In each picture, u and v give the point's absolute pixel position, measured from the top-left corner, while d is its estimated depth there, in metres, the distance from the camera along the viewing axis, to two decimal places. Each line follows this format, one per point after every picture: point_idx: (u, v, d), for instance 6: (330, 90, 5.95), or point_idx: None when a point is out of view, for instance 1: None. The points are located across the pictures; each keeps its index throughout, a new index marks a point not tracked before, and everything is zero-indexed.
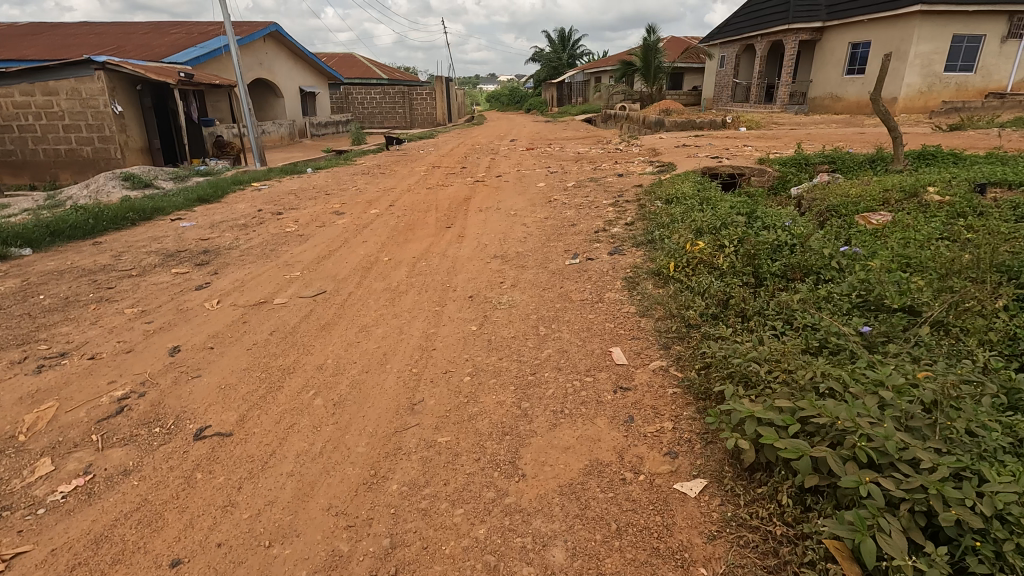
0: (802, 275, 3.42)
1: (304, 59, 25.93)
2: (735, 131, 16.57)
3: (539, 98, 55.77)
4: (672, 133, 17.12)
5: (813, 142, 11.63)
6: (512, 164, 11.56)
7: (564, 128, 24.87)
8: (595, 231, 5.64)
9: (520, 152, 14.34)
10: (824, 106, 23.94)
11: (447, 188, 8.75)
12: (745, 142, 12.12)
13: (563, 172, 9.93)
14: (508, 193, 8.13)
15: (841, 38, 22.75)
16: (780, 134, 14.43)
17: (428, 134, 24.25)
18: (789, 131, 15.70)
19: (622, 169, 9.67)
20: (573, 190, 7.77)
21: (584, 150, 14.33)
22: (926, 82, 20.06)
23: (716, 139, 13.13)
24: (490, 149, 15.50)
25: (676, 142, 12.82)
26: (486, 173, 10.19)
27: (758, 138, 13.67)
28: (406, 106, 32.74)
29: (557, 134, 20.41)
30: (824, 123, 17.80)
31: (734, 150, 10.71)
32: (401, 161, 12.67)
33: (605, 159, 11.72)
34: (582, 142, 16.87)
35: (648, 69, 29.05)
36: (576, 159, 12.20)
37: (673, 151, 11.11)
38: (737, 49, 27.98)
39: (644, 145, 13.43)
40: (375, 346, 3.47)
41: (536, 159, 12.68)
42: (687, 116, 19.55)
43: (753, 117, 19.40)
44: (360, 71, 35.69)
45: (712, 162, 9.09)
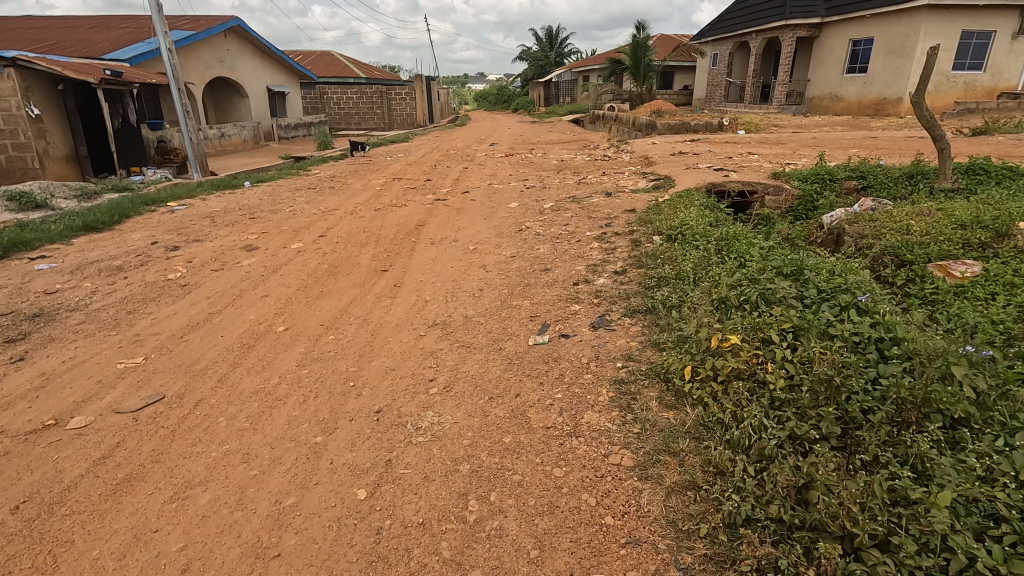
0: (921, 415, 1.98)
1: (272, 56, 24.29)
2: (734, 135, 15.27)
3: (526, 97, 54.26)
4: (665, 136, 15.75)
5: (826, 151, 10.29)
6: (486, 175, 10.12)
7: (549, 131, 23.46)
8: (574, 284, 4.18)
9: (498, 160, 12.86)
10: (823, 106, 22.71)
11: (400, 209, 7.29)
12: (749, 151, 10.76)
13: (542, 187, 8.49)
14: (472, 217, 6.67)
15: (840, 35, 21.54)
16: (786, 140, 13.08)
17: (404, 137, 22.68)
18: (793, 135, 14.37)
19: (611, 185, 8.25)
20: (549, 215, 6.34)
21: (569, 157, 12.90)
22: (933, 81, 18.89)
23: (715, 146, 11.79)
24: (466, 156, 14.01)
25: (671, 149, 11.42)
26: (452, 188, 8.73)
27: (761, 144, 12.32)
28: (385, 106, 31.14)
29: (541, 138, 18.94)
30: (829, 126, 16.52)
31: (739, 159, 9.32)
32: (361, 171, 11.16)
33: (591, 170, 10.30)
34: (567, 147, 15.47)
35: (638, 67, 27.69)
36: (559, 168, 10.78)
37: (669, 161, 9.72)
38: (731, 46, 26.71)
39: (636, 152, 12.04)
40: (171, 555, 1.96)
41: (514, 168, 11.24)
42: (680, 117, 18.20)
43: (751, 119, 18.09)
44: (336, 69, 34.02)
45: (716, 175, 7.70)
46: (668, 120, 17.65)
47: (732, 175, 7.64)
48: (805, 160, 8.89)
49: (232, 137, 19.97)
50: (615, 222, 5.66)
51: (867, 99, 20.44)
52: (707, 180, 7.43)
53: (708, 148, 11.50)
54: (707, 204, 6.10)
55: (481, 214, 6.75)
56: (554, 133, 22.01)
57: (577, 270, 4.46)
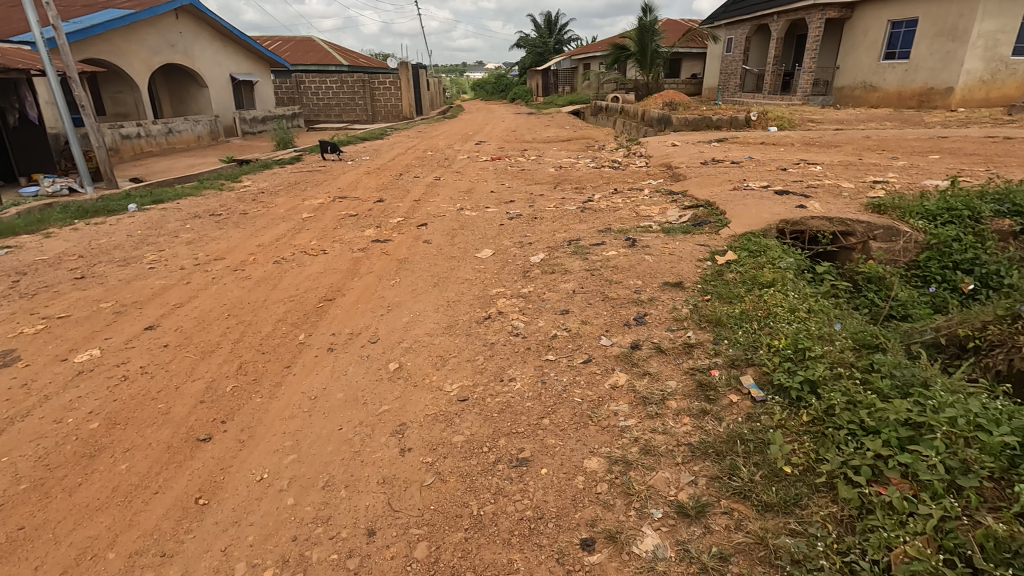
0: None
1: (235, 41, 21.66)
2: (766, 132, 12.83)
3: (524, 87, 51.62)
4: (683, 134, 13.31)
5: (903, 162, 7.88)
6: (459, 193, 7.70)
7: (546, 125, 21.01)
8: (581, 552, 1.74)
9: (480, 167, 10.39)
10: (855, 97, 20.15)
11: (315, 258, 4.86)
12: (800, 159, 8.34)
13: (530, 216, 6.08)
14: (417, 280, 4.28)
15: (877, 16, 18.93)
16: (835, 141, 10.67)
17: (382, 131, 20.18)
18: (838, 134, 11.94)
19: (627, 217, 5.84)
20: (536, 285, 3.90)
21: (567, 163, 10.43)
22: (989, 69, 16.40)
23: (752, 151, 9.38)
24: (443, 161, 11.57)
25: (697, 155, 8.98)
26: (406, 216, 6.32)
27: (807, 147, 9.88)
28: (368, 97, 28.60)
29: (536, 135, 16.45)
30: (875, 122, 14.07)
31: (799, 175, 6.87)
32: (302, 185, 8.71)
33: (597, 185, 7.85)
34: (565, 147, 13.03)
35: (645, 53, 25.14)
36: (555, 181, 8.36)
37: (703, 174, 7.27)
38: (748, 30, 24.07)
39: (652, 157, 9.64)
40: None
41: (498, 180, 8.83)
42: (697, 111, 15.76)
43: (780, 111, 15.61)
44: (316, 56, 31.39)
45: (785, 205, 5.24)
46: (684, 113, 15.19)
47: (809, 205, 5.19)
48: (892, 179, 6.47)
49: (182, 134, 17.50)
50: (651, 311, 3.19)
51: (909, 89, 17.93)
52: (774, 213, 4.99)
53: (744, 154, 9.05)
54: (798, 270, 3.67)
55: (431, 277, 4.31)
56: (553, 128, 19.54)
57: (584, 485, 2.00)
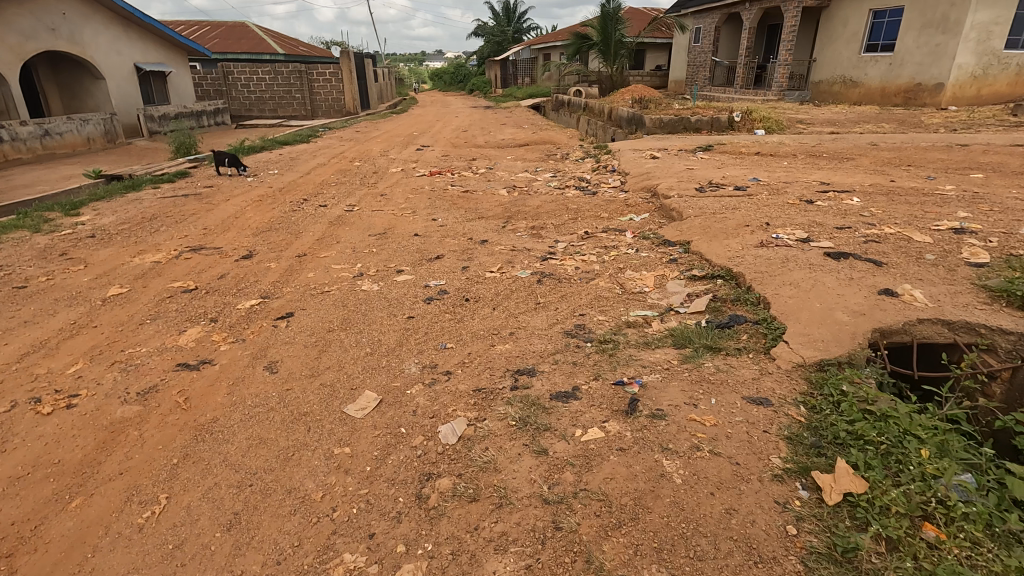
0: None
1: (140, 24, 18.59)
2: (754, 138, 11.08)
3: (482, 78, 49.19)
4: (658, 139, 11.45)
5: (952, 188, 6.14)
6: (370, 238, 5.53)
7: (502, 123, 18.89)
8: None
9: (413, 189, 8.20)
10: (833, 92, 18.75)
11: (43, 420, 2.60)
12: (818, 181, 6.54)
13: (460, 292, 3.97)
14: (201, 500, 2.11)
15: (857, 6, 17.51)
16: (841, 150, 8.96)
17: (314, 130, 17.59)
18: (838, 141, 10.28)
19: (608, 297, 3.82)
20: (435, 552, 1.79)
21: (522, 183, 8.37)
22: (981, 63, 15.17)
23: (752, 168, 7.52)
24: (368, 177, 9.32)
25: (686, 175, 7.05)
26: (270, 293, 4.12)
27: (813, 161, 8.13)
28: (305, 90, 25.80)
29: (489, 138, 14.31)
30: (870, 123, 12.55)
31: (839, 215, 4.98)
32: (156, 222, 6.33)
33: (561, 223, 5.80)
34: (522, 155, 10.98)
35: (608, 43, 23.25)
36: (504, 215, 6.28)
37: (704, 211, 5.32)
38: (717, 20, 22.45)
39: (628, 175, 7.69)
40: None
41: (431, 211, 6.70)
42: (672, 110, 13.94)
43: (762, 111, 13.95)
44: (249, 44, 28.31)
45: (859, 288, 3.28)
46: (658, 113, 13.31)
47: (897, 288, 3.25)
48: (968, 222, 4.65)
49: (65, 137, 14.51)
50: None
51: (893, 85, 16.64)
52: (851, 307, 3.02)
53: (743, 172, 7.18)
54: (1000, 517, 1.70)
55: (232, 492, 2.15)
56: (509, 127, 17.40)
57: None
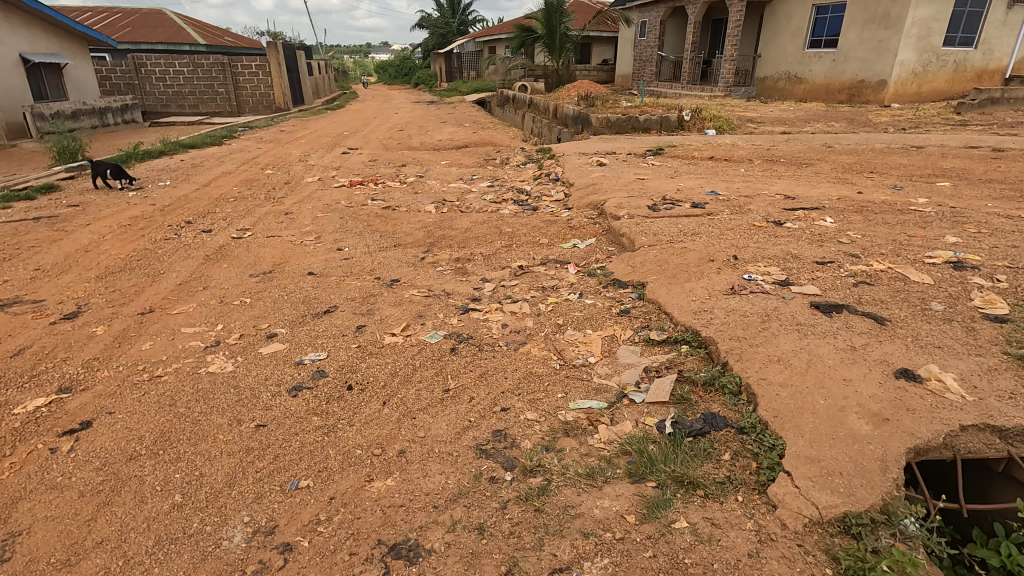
0: None
1: (25, 9, 16.32)
2: (706, 139, 10.47)
3: (426, 71, 47.52)
4: (606, 141, 10.70)
5: (924, 201, 5.55)
6: (251, 279, 4.39)
7: (442, 121, 17.72)
8: None
9: (326, 205, 7.04)
10: (778, 89, 18.56)
11: None
12: (781, 194, 5.84)
13: (347, 371, 2.95)
14: None
15: (800, 0, 17.29)
16: (798, 154, 8.39)
17: (233, 130, 15.92)
18: (793, 141, 9.77)
19: (542, 375, 2.88)
20: None
21: (455, 195, 7.36)
22: (922, 60, 15.19)
23: (707, 178, 6.78)
24: (278, 189, 8.06)
25: (636, 187, 6.23)
26: (75, 381, 2.95)
27: (770, 168, 7.49)
28: (229, 84, 23.78)
29: (426, 138, 13.18)
30: (820, 122, 12.20)
31: (814, 242, 4.23)
32: None
33: (493, 253, 4.84)
34: (459, 159, 9.95)
35: (554, 36, 22.40)
36: (426, 242, 5.26)
37: (660, 238, 4.47)
38: (663, 13, 21.96)
39: (573, 187, 6.81)
40: None
41: (341, 236, 5.61)
42: (619, 107, 13.20)
43: (712, 108, 13.43)
44: (166, 34, 25.92)
45: (869, 368, 2.46)
46: (605, 111, 12.55)
47: (916, 367, 2.45)
48: (961, 250, 3.98)
49: None
50: None
51: (838, 82, 16.53)
52: (868, 407, 2.19)
53: (699, 183, 6.43)
54: None
55: None
56: (449, 126, 16.29)
57: None
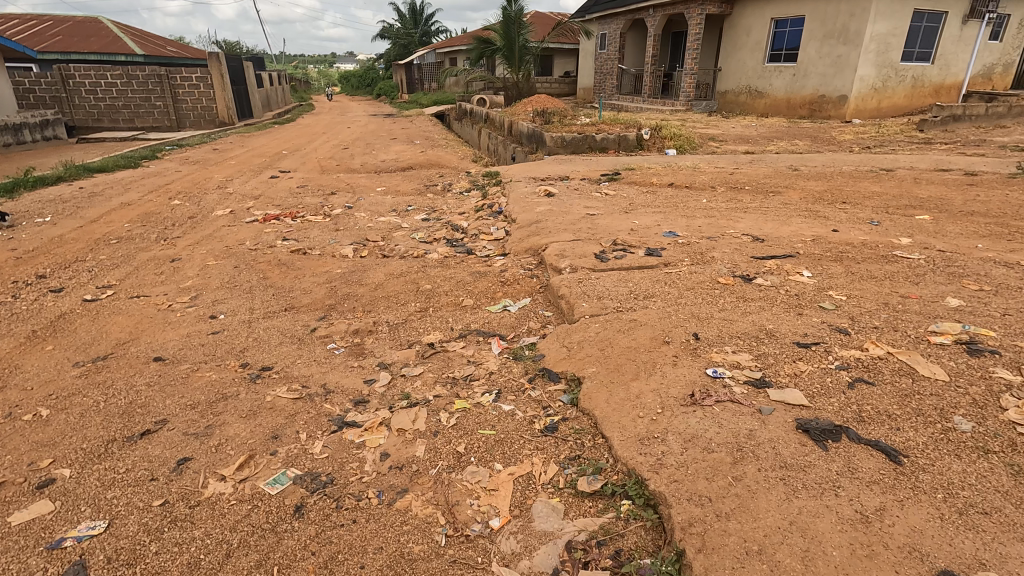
0: None
1: None
2: (665, 160, 9.80)
3: (388, 83, 46.40)
4: (559, 162, 9.92)
5: (908, 243, 4.86)
6: (72, 371, 3.33)
7: (393, 137, 16.70)
8: None
9: (226, 247, 6.00)
10: (739, 103, 18.21)
11: None
12: (747, 235, 5.10)
13: (121, 564, 1.95)
14: None
15: (759, 14, 16.99)
16: (764, 179, 7.72)
17: (161, 149, 14.61)
18: (757, 163, 9.15)
19: (419, 562, 1.94)
20: None
21: (381, 232, 6.41)
22: (881, 75, 14.97)
23: (665, 212, 6.02)
24: (178, 225, 6.97)
25: (585, 226, 5.41)
26: None
27: (735, 197, 6.78)
28: (168, 97, 22.33)
29: (369, 158, 12.19)
30: (784, 140, 11.70)
31: (790, 310, 3.44)
32: None
33: (403, 323, 3.91)
34: (397, 185, 9.01)
35: (512, 48, 21.70)
36: (324, 303, 4.28)
37: (604, 304, 3.61)
38: (622, 26, 21.52)
39: (514, 224, 5.94)
40: None
41: (225, 295, 4.59)
42: (576, 125, 12.47)
43: (672, 126, 12.83)
44: (99, 43, 24.28)
45: (896, 575, 1.61)
46: (561, 129, 11.80)
47: (969, 572, 1.60)
48: (969, 321, 3.23)
49: None
50: None
51: (798, 97, 16.24)
52: None
53: (656, 219, 5.65)
54: None
55: None
56: (399, 143, 15.33)
57: None
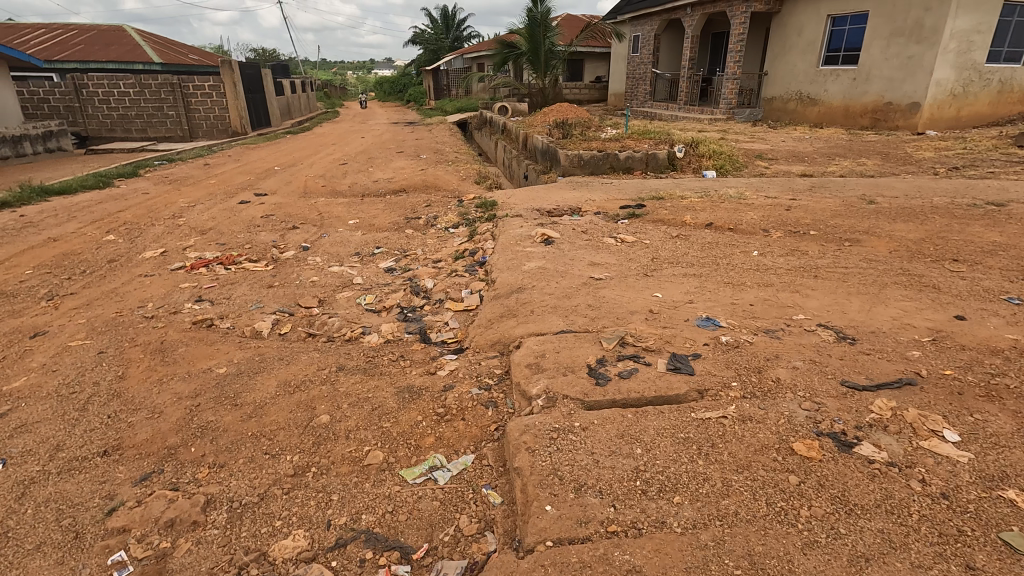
0: None
1: None
2: (701, 186, 8.08)
3: (416, 88, 45.43)
4: (572, 187, 8.32)
5: None
6: None
7: (400, 150, 15.38)
8: None
9: (117, 313, 4.60)
10: (789, 110, 16.19)
11: None
12: (827, 327, 3.39)
13: None
14: None
15: (813, 10, 14.97)
16: (834, 218, 5.93)
17: (150, 163, 13.61)
18: (818, 192, 7.35)
19: None
20: None
21: (322, 292, 4.93)
22: (962, 79, 12.80)
23: (700, 275, 4.36)
24: (87, 274, 5.64)
25: (583, 304, 3.79)
26: None
27: (798, 249, 5.05)
28: (180, 106, 21.63)
29: (362, 177, 10.83)
30: (848, 158, 9.80)
31: (945, 556, 1.76)
32: None
33: (255, 506, 2.35)
34: (375, 215, 7.55)
35: (537, 52, 20.16)
36: (161, 445, 2.78)
37: (585, 512, 2.00)
38: (657, 27, 19.72)
39: (491, 291, 4.37)
40: None
41: (43, 413, 3.15)
42: (598, 139, 10.79)
43: (711, 140, 11.07)
44: (118, 51, 23.86)
45: None
46: (579, 144, 10.19)
47: None
48: None
49: None
50: None
51: (859, 104, 14.18)
52: None
53: (687, 292, 3.99)
54: None
55: None
56: (404, 156, 13.96)
57: None
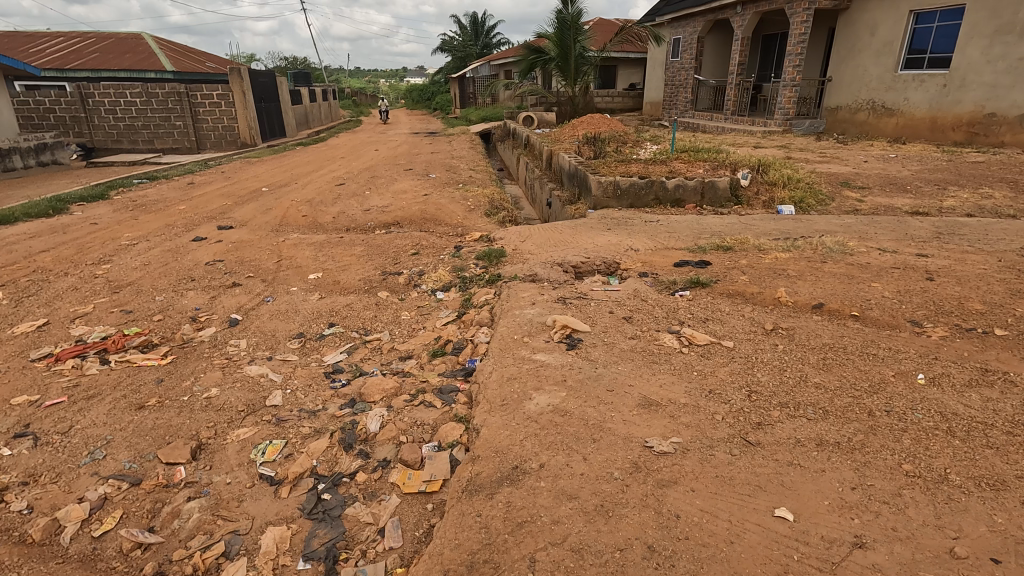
0: None
1: None
2: (778, 228, 6.03)
3: (444, 96, 44.05)
4: (604, 228, 6.37)
5: None
6: None
7: (410, 166, 13.67)
8: None
9: None
10: (858, 122, 13.93)
11: None
12: None
13: None
14: None
15: (891, 6, 12.72)
16: (1014, 299, 3.85)
17: (131, 182, 12.16)
18: (954, 245, 5.23)
19: None
20: None
21: (209, 426, 3.11)
22: None
23: (849, 446, 2.36)
24: None
25: (634, 549, 1.86)
26: None
27: (991, 370, 3.00)
28: (188, 116, 20.46)
29: (354, 204, 9.11)
30: (964, 187, 7.60)
31: None
32: None
33: None
34: (347, 266, 5.76)
35: (566, 58, 18.29)
36: None
37: None
38: (701, 29, 17.64)
39: (465, 460, 2.48)
40: None
41: None
42: (638, 160, 8.83)
43: (778, 161, 8.99)
44: (131, 58, 22.97)
45: None
46: (615, 166, 8.25)
47: None
48: None
49: None
50: None
51: (950, 115, 11.86)
52: None
53: (841, 509, 2.02)
54: None
55: None
56: (412, 175, 12.25)
57: None
